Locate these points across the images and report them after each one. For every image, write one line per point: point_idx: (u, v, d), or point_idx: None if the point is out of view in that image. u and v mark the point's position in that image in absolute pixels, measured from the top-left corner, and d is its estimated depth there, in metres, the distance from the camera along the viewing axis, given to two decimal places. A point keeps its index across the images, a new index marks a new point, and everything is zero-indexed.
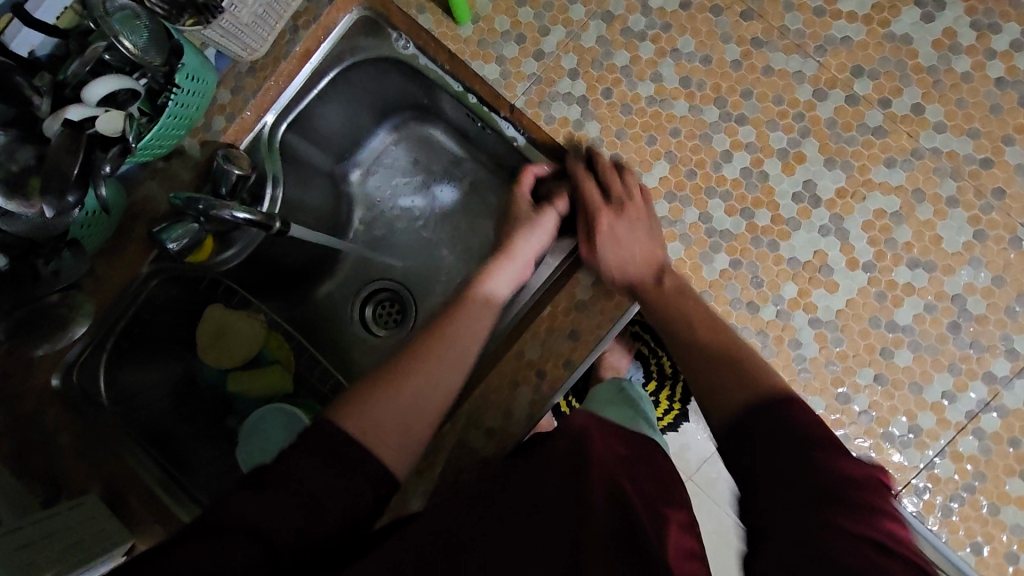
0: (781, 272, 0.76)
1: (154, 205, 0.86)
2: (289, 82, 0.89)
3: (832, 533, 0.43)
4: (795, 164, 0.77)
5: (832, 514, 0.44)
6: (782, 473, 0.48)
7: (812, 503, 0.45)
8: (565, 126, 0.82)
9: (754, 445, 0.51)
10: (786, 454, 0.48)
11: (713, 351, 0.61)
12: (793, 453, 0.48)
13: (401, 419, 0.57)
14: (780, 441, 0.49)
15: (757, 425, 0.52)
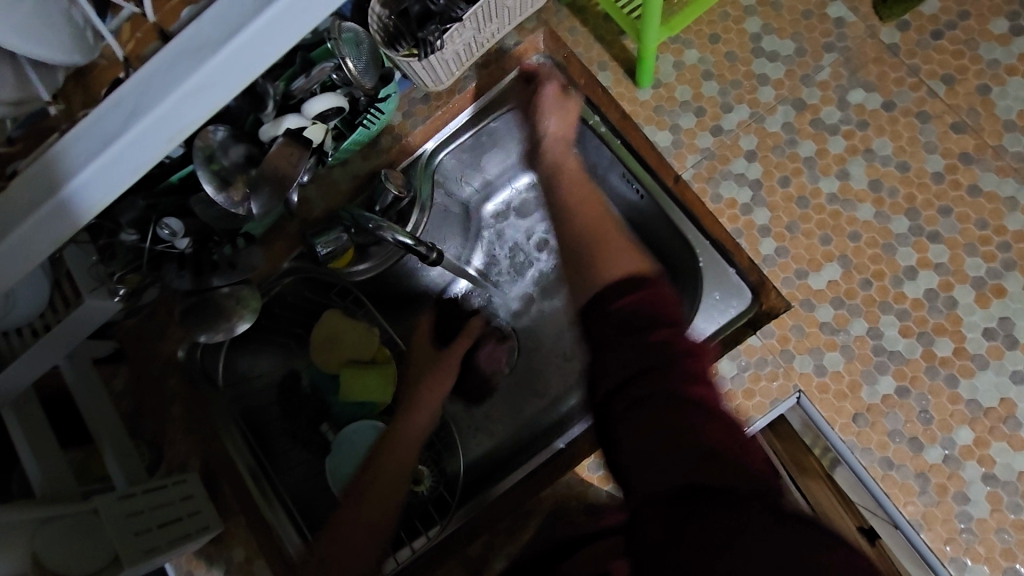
0: (956, 412, 0.68)
1: (310, 207, 0.90)
2: (457, 114, 0.91)
3: (692, 411, 0.50)
4: (991, 298, 0.69)
5: (706, 467, 0.47)
6: (624, 330, 0.57)
7: (676, 381, 0.52)
8: (732, 208, 0.78)
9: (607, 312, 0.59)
10: (636, 351, 0.54)
11: (615, 252, 0.66)
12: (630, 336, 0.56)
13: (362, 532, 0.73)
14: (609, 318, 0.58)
15: (610, 302, 0.60)
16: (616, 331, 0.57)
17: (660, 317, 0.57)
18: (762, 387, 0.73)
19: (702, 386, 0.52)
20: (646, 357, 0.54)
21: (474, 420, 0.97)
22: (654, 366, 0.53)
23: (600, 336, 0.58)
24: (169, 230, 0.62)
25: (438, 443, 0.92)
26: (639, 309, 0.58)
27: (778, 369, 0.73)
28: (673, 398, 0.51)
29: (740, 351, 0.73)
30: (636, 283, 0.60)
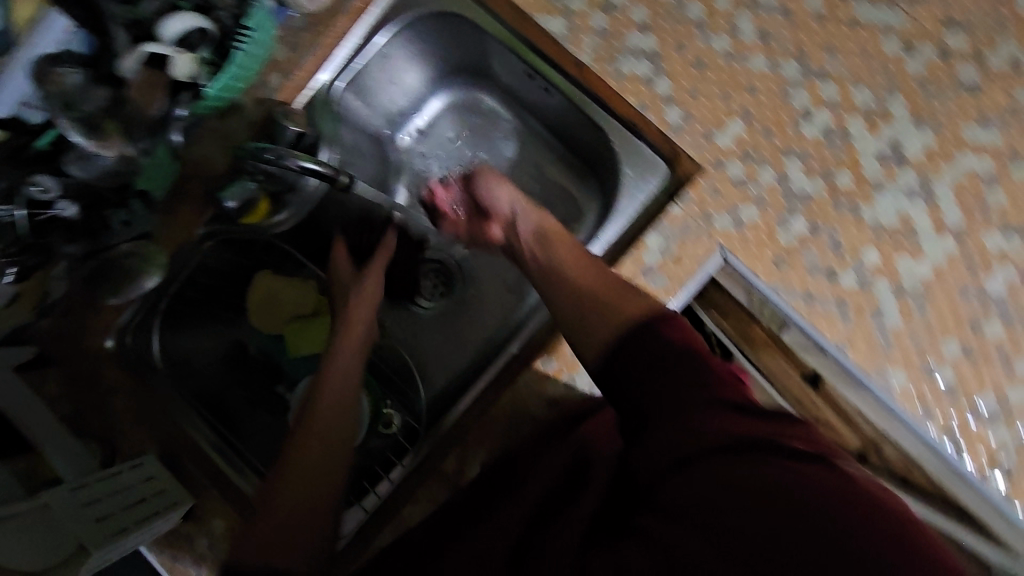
0: (862, 236, 0.73)
1: (208, 162, 0.85)
2: (344, 39, 0.88)
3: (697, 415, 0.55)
4: (880, 124, 0.73)
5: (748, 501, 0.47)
6: (644, 366, 0.60)
7: (695, 399, 0.56)
8: (635, 82, 0.78)
9: (631, 386, 0.60)
10: (653, 369, 0.59)
11: (608, 292, 0.67)
12: (666, 367, 0.59)
13: (303, 505, 0.62)
14: (667, 361, 0.59)
15: (638, 334, 0.62)
16: (649, 358, 0.60)
17: (676, 330, 0.61)
18: (689, 253, 0.76)
19: (723, 417, 0.54)
20: (645, 368, 0.60)
21: (431, 352, 0.98)
22: (673, 361, 0.59)
23: (629, 377, 0.61)
24: (38, 186, 0.58)
25: (405, 388, 0.95)
26: (645, 359, 0.60)
27: (701, 234, 0.76)
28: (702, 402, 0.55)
29: (662, 222, 0.76)
30: (659, 318, 0.63)
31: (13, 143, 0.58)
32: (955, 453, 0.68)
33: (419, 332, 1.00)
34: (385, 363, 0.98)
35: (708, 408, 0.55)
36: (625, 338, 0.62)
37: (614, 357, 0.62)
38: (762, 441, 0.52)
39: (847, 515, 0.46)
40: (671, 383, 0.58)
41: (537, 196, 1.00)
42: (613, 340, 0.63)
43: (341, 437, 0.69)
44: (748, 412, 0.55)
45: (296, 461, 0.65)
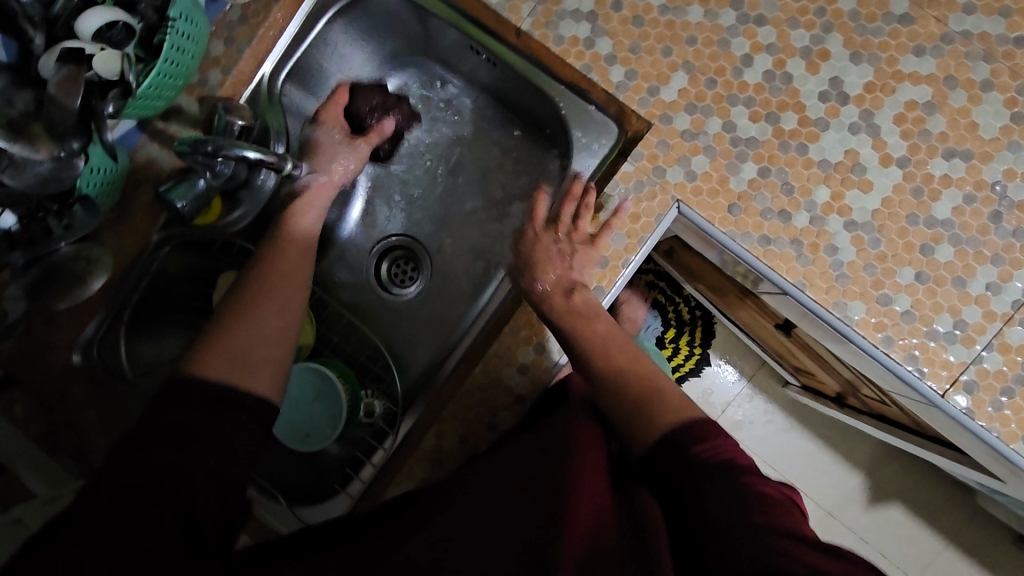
0: (811, 176, 0.74)
1: (158, 167, 0.85)
2: (282, 29, 0.87)
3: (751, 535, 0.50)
4: (819, 63, 0.74)
5: None
6: (700, 485, 0.56)
7: (746, 514, 0.52)
8: (576, 45, 0.78)
9: (698, 496, 0.55)
10: (683, 470, 0.58)
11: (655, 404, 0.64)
12: (719, 486, 0.54)
13: (256, 341, 0.62)
14: (697, 473, 0.56)
15: (671, 453, 0.59)
16: (686, 474, 0.57)
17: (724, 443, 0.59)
18: (644, 208, 0.77)
19: (781, 537, 0.49)
20: (688, 481, 0.57)
21: (407, 338, 0.98)
22: (713, 496, 0.54)
23: (680, 482, 0.57)
24: None
25: (382, 373, 0.94)
26: (695, 479, 0.56)
27: (654, 188, 0.77)
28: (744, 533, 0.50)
29: (615, 181, 0.77)
30: (701, 427, 0.60)
31: None
32: (916, 375, 0.70)
33: (393, 318, 1.00)
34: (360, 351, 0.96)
35: (776, 535, 0.49)
36: (664, 445, 0.59)
37: (654, 458, 0.60)
38: (842, 573, 0.46)
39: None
40: (726, 506, 0.53)
41: (496, 172, 1.00)
42: (664, 435, 0.60)
43: (288, 325, 0.66)
44: (821, 547, 0.48)
45: (235, 338, 0.61)
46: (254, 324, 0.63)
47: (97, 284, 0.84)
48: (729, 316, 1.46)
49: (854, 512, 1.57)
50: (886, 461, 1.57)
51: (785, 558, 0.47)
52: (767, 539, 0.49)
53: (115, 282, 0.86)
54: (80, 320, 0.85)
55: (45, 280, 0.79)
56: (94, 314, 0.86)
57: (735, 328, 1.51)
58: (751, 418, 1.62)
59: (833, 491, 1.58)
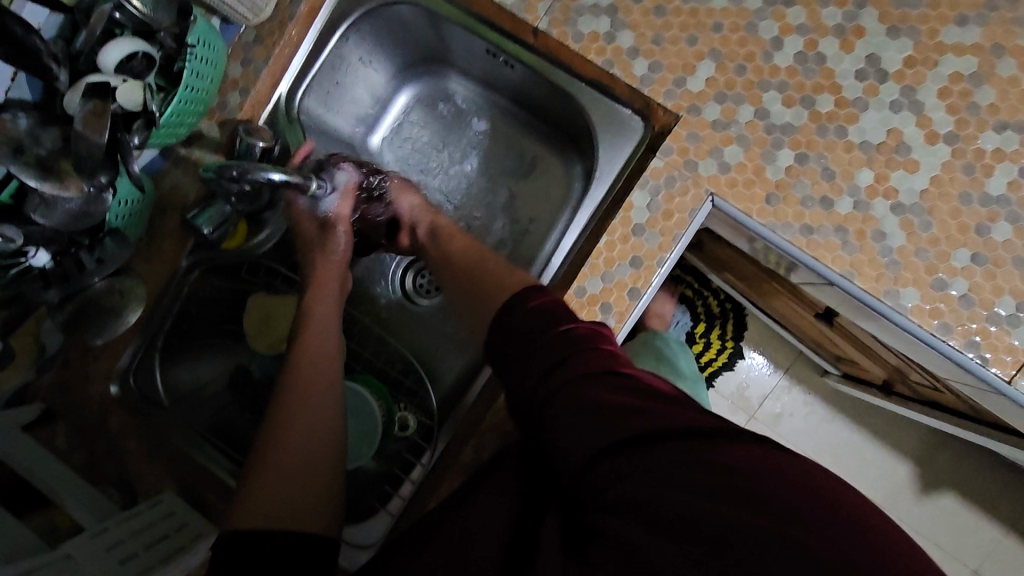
0: (852, 159, 0.70)
1: (183, 194, 0.85)
2: (297, 47, 0.86)
3: (596, 390, 0.51)
4: (854, 41, 0.70)
5: (688, 454, 0.43)
6: (536, 356, 0.58)
7: (590, 366, 0.54)
8: (597, 40, 0.76)
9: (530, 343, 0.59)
10: (529, 340, 0.60)
11: (509, 287, 0.73)
12: (560, 352, 0.56)
13: (299, 457, 0.61)
14: (535, 341, 0.59)
15: (514, 316, 0.63)
16: (547, 345, 0.58)
17: (567, 320, 0.60)
18: (677, 204, 0.74)
19: (623, 394, 0.51)
20: (534, 353, 0.58)
21: (437, 349, 0.97)
22: (563, 355, 0.56)
23: (526, 349, 0.59)
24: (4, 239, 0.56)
25: (415, 387, 0.93)
26: (540, 346, 0.58)
27: (686, 183, 0.74)
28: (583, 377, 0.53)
29: (645, 178, 0.75)
30: (540, 291, 0.65)
31: None
32: (979, 362, 0.66)
33: (421, 331, 0.98)
34: (393, 364, 0.96)
35: (589, 383, 0.52)
36: (500, 315, 0.65)
37: (509, 327, 0.62)
38: (640, 409, 0.49)
39: (748, 482, 0.41)
40: (548, 365, 0.56)
41: (518, 176, 0.99)
42: (501, 311, 0.66)
43: (322, 421, 0.64)
44: (633, 390, 0.51)
45: (279, 460, 0.60)
46: (295, 437, 0.62)
47: (131, 318, 0.83)
48: (762, 307, 1.43)
49: (906, 501, 1.52)
50: (937, 448, 1.51)
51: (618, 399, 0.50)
52: (581, 390, 0.52)
53: (148, 310, 0.87)
54: (113, 356, 0.86)
55: (76, 317, 0.79)
56: (129, 343, 0.87)
57: (769, 319, 1.48)
58: (791, 411, 1.58)
59: (882, 482, 1.53)
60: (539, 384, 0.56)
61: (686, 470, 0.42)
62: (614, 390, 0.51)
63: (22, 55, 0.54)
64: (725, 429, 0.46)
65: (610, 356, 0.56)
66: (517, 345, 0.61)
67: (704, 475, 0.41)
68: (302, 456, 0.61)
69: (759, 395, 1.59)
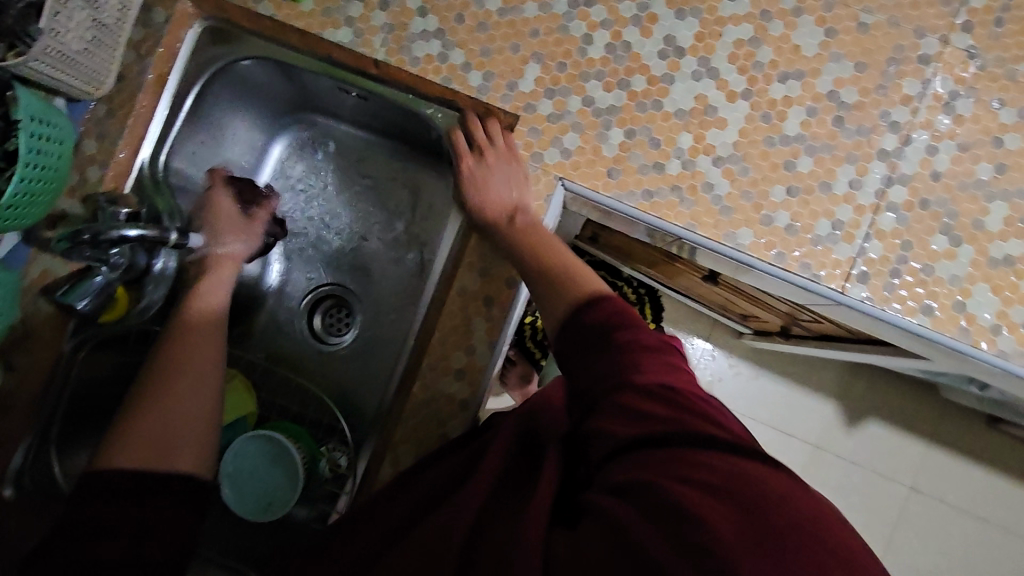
0: (672, 126, 0.79)
1: (54, 276, 0.84)
2: (152, 113, 0.88)
3: (636, 395, 0.54)
4: (651, 27, 0.80)
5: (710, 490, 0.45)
6: (587, 354, 0.60)
7: (632, 367, 0.56)
8: (432, 62, 0.83)
9: (586, 331, 0.61)
10: (588, 335, 0.61)
11: (569, 280, 0.69)
12: (603, 352, 0.59)
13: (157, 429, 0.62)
14: (590, 338, 0.61)
15: (578, 316, 0.63)
16: (597, 341, 0.60)
17: (631, 326, 0.60)
18: (532, 193, 0.81)
19: (657, 404, 0.53)
20: (574, 350, 0.62)
21: (355, 381, 0.99)
22: (606, 353, 0.58)
23: (577, 352, 0.62)
24: None
25: (332, 422, 0.94)
26: (578, 338, 0.62)
27: (537, 173, 0.81)
28: (634, 383, 0.55)
29: (499, 175, 0.81)
30: (593, 303, 0.64)
31: None
32: (813, 279, 0.75)
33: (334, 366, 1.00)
34: (311, 404, 0.97)
35: (632, 393, 0.54)
36: (546, 303, 0.68)
37: (565, 334, 0.63)
38: (677, 423, 0.51)
39: (728, 483, 0.45)
40: (608, 372, 0.57)
41: (399, 199, 1.04)
42: (563, 316, 0.65)
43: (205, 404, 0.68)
44: (659, 397, 0.53)
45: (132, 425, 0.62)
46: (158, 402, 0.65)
47: None
48: (669, 285, 1.51)
49: (839, 436, 1.62)
50: (852, 380, 1.63)
51: (650, 412, 0.52)
52: (622, 401, 0.54)
53: (33, 403, 0.84)
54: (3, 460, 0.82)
55: None
56: (21, 440, 0.83)
57: (675, 293, 1.57)
58: (719, 376, 1.67)
59: (813, 422, 1.63)
60: (590, 378, 0.59)
61: (714, 497, 0.44)
62: (660, 400, 0.53)
63: None
64: (757, 469, 0.47)
65: (669, 378, 0.55)
66: (566, 342, 0.63)
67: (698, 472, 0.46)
68: (159, 417, 0.63)
69: (687, 369, 1.67)
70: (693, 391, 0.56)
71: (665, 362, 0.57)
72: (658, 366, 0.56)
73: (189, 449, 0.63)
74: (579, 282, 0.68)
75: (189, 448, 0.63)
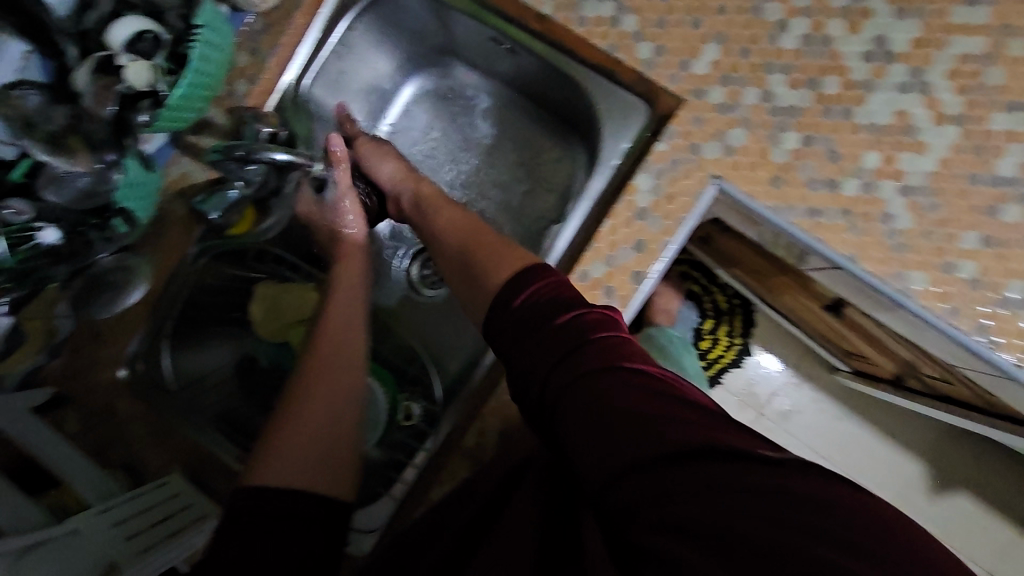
0: (858, 141, 0.70)
1: (191, 181, 0.86)
2: (303, 35, 0.87)
3: (622, 391, 0.47)
4: (861, 22, 0.70)
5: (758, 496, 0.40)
6: (533, 338, 0.53)
7: (605, 357, 0.50)
8: (601, 25, 0.76)
9: (530, 331, 0.54)
10: (529, 322, 0.54)
11: (506, 259, 0.64)
12: (556, 354, 0.51)
13: (310, 440, 0.59)
14: (535, 330, 0.53)
15: (516, 288, 0.58)
16: (545, 339, 0.52)
17: (573, 305, 0.54)
18: (681, 187, 0.74)
19: (659, 404, 0.46)
20: (523, 342, 0.54)
21: (442, 340, 0.96)
22: (564, 346, 0.51)
23: (520, 350, 0.54)
24: (14, 210, 0.58)
25: (419, 375, 0.94)
26: (539, 343, 0.52)
27: (691, 166, 0.74)
28: (610, 379, 0.48)
29: (650, 161, 0.74)
30: (536, 272, 0.59)
31: None
32: (988, 346, 0.65)
33: (425, 320, 0.99)
34: (399, 352, 0.97)
35: (604, 380, 0.48)
36: (489, 315, 0.58)
37: (496, 321, 0.57)
38: (663, 413, 0.45)
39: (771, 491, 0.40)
40: (561, 367, 0.51)
41: (524, 161, 0.99)
42: (496, 294, 0.60)
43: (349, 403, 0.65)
44: (651, 392, 0.47)
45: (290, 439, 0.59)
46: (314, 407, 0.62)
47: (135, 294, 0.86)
48: (772, 302, 1.40)
49: (919, 503, 1.49)
50: (947, 445, 1.49)
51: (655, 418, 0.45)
52: (613, 400, 0.47)
53: (154, 298, 0.88)
54: (120, 345, 0.88)
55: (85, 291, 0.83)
56: (138, 330, 0.88)
57: (775, 313, 1.46)
58: (800, 408, 1.55)
59: (894, 480, 1.50)
60: (558, 391, 0.50)
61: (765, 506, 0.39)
62: (645, 394, 0.47)
63: (32, 23, 0.59)
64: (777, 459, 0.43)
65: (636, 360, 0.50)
66: (513, 328, 0.55)
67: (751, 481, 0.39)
68: (310, 427, 0.60)
69: (767, 394, 1.57)
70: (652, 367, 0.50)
71: (614, 333, 0.52)
72: (609, 343, 0.51)
73: (340, 458, 0.59)
74: (529, 275, 0.58)
75: (330, 465, 0.58)
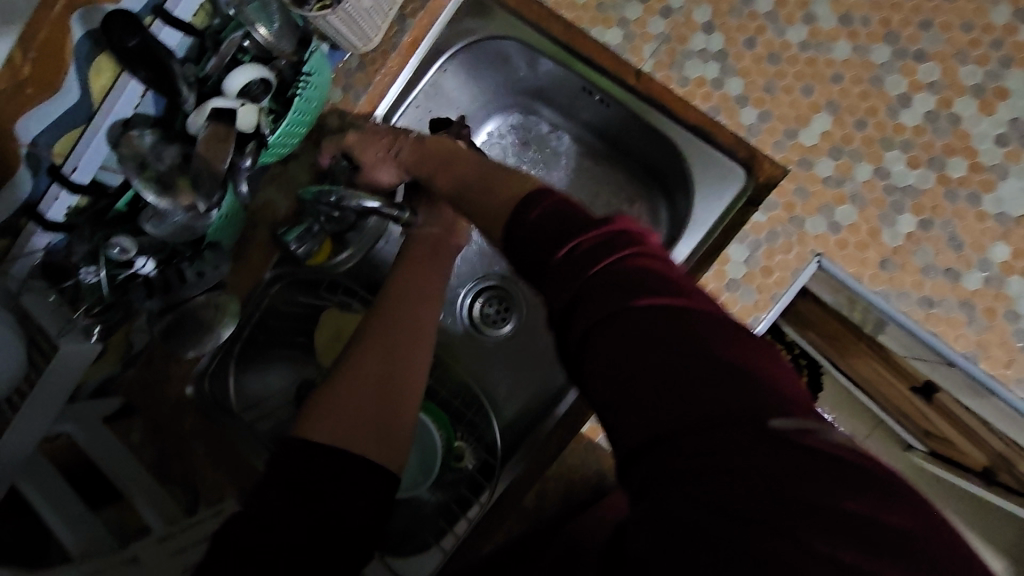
0: (985, 230, 0.64)
1: (274, 209, 0.88)
2: (396, 75, 0.88)
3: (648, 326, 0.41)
4: (995, 102, 0.65)
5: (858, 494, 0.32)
6: (548, 268, 0.50)
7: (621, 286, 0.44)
8: (703, 86, 0.73)
9: (540, 254, 0.51)
10: (540, 243, 0.52)
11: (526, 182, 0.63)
12: (574, 282, 0.47)
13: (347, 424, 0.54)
14: (545, 264, 0.50)
15: (521, 219, 0.55)
16: (558, 269, 0.49)
17: (582, 227, 0.50)
18: (778, 262, 0.69)
19: (696, 346, 0.40)
20: (536, 274, 0.51)
21: (501, 383, 0.95)
22: (577, 284, 0.47)
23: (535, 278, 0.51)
24: (118, 247, 0.62)
25: (476, 421, 0.91)
26: (552, 271, 0.49)
27: (790, 240, 0.69)
28: (632, 311, 0.42)
29: (746, 232, 0.70)
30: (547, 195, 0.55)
31: (96, 207, 0.64)
32: None
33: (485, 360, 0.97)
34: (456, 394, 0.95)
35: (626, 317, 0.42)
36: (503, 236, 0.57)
37: (509, 244, 0.55)
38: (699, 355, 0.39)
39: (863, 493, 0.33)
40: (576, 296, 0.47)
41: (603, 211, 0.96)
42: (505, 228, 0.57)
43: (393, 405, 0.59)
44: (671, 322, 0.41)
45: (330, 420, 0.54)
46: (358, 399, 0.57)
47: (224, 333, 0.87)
48: (843, 370, 1.32)
49: None
50: None
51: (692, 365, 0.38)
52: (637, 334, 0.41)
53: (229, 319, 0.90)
54: (189, 363, 0.88)
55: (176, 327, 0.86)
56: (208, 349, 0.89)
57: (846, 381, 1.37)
58: None
59: None
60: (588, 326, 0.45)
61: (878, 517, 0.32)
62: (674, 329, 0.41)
63: (158, 71, 0.59)
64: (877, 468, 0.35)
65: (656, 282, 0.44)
66: (527, 259, 0.53)
67: (781, 462, 0.33)
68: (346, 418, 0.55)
69: None
70: (679, 289, 0.44)
71: (633, 259, 0.47)
72: (627, 271, 0.46)
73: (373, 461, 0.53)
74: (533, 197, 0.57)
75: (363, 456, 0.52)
